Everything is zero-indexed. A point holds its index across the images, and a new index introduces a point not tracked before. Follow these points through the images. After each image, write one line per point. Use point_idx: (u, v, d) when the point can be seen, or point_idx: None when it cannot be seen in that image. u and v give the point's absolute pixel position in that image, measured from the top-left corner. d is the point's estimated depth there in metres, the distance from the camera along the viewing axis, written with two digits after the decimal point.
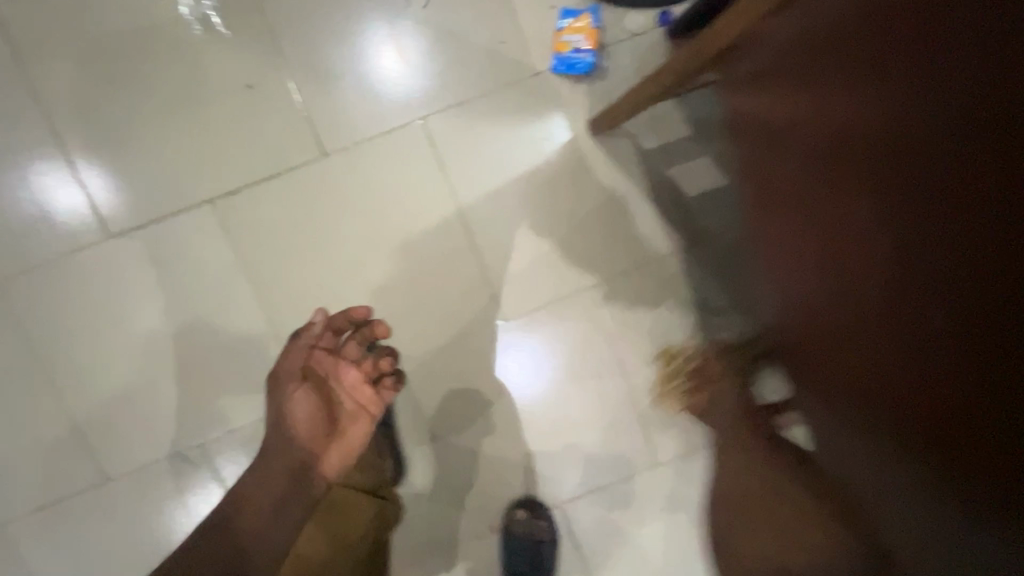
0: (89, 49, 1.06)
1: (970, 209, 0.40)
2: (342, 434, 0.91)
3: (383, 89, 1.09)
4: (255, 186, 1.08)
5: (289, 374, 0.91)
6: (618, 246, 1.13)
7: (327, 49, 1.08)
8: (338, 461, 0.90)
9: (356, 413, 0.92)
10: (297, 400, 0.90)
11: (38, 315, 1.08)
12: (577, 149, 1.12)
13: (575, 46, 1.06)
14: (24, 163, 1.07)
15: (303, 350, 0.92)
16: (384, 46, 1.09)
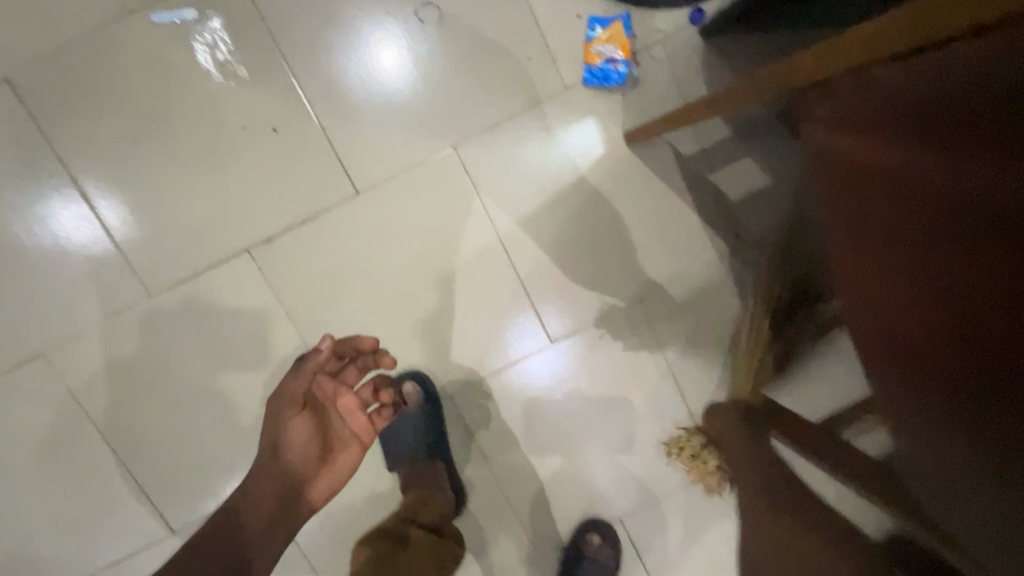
0: (104, 101, 1.02)
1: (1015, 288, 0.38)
2: (332, 462, 0.77)
3: (410, 91, 1.05)
4: (290, 231, 1.06)
5: (284, 401, 0.75)
6: (662, 257, 1.10)
7: (355, 90, 1.04)
8: (327, 488, 0.76)
9: (349, 438, 0.78)
10: (292, 429, 0.75)
11: (86, 378, 1.07)
12: (613, 162, 1.08)
13: (607, 57, 1.02)
14: (49, 220, 1.04)
15: (304, 377, 0.75)
16: (382, 57, 1.04)
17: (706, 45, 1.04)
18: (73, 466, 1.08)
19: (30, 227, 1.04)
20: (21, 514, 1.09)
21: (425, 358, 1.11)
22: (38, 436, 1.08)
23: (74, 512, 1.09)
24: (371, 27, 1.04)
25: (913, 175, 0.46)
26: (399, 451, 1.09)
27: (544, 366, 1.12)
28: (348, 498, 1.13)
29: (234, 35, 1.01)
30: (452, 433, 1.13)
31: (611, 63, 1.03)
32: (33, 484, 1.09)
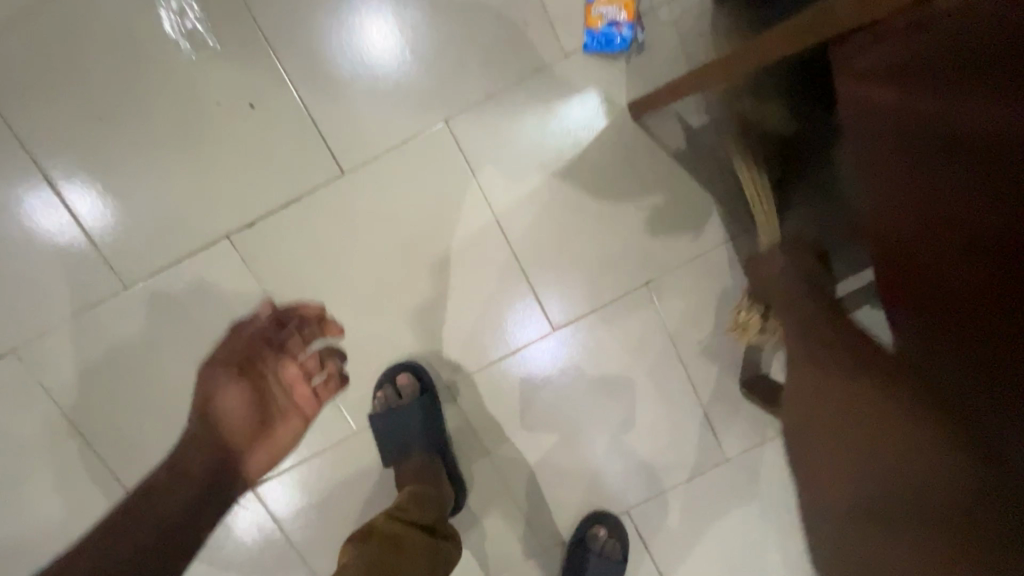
0: (66, 77, 0.94)
1: None
2: (270, 428, 0.74)
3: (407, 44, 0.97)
4: (272, 216, 0.99)
5: (225, 363, 0.74)
6: (669, 236, 1.03)
7: (362, 76, 0.97)
8: (262, 456, 0.73)
9: (292, 408, 0.76)
10: (226, 397, 0.72)
11: (61, 376, 1.01)
12: (617, 134, 1.01)
13: (610, 21, 0.94)
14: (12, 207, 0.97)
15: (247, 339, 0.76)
16: (366, 31, 0.96)
17: None
18: (52, 470, 1.03)
19: None
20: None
21: (420, 348, 1.05)
22: (15, 439, 1.02)
23: (53, 515, 1.03)
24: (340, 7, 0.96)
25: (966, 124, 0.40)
26: (396, 447, 1.03)
27: (546, 354, 1.06)
28: (343, 495, 1.08)
29: (203, 3, 0.93)
30: (452, 424, 1.08)
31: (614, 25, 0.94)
32: (11, 490, 1.03)
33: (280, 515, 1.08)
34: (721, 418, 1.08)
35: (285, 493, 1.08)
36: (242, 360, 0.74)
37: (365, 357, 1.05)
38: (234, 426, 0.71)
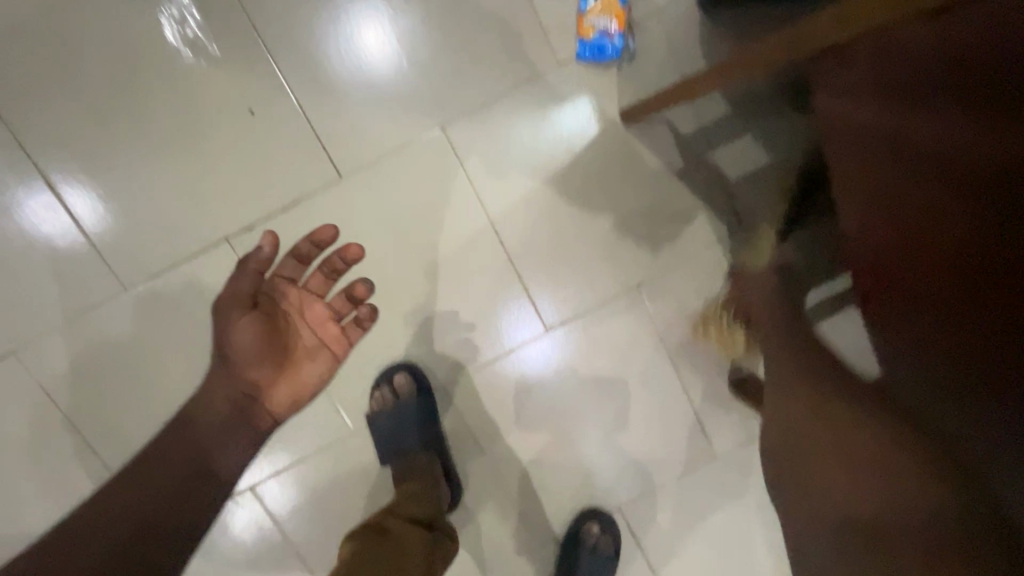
0: (67, 84, 0.95)
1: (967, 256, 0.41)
2: (294, 364, 0.77)
3: (401, 38, 0.99)
4: (271, 220, 1.01)
5: (232, 302, 0.72)
6: (659, 239, 1.06)
7: (371, 80, 0.99)
8: (286, 395, 0.76)
9: (320, 346, 0.79)
10: (237, 331, 0.72)
11: (63, 378, 1.02)
12: (609, 140, 1.03)
13: (602, 31, 0.96)
14: (14, 211, 0.98)
15: (254, 277, 0.73)
16: (361, 40, 0.98)
17: None
18: (50, 469, 1.04)
19: None
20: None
21: (417, 348, 1.07)
22: (14, 439, 1.03)
23: (53, 515, 1.05)
24: (330, 23, 0.98)
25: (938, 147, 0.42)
26: (394, 447, 1.05)
27: (540, 354, 1.09)
28: (340, 494, 1.10)
29: (205, 10, 0.95)
30: (448, 424, 1.10)
31: (606, 36, 0.97)
32: (9, 489, 1.04)
33: (277, 515, 1.10)
34: (710, 416, 1.11)
35: (280, 492, 1.09)
36: (256, 298, 0.73)
37: (363, 358, 1.08)
38: (253, 372, 0.73)
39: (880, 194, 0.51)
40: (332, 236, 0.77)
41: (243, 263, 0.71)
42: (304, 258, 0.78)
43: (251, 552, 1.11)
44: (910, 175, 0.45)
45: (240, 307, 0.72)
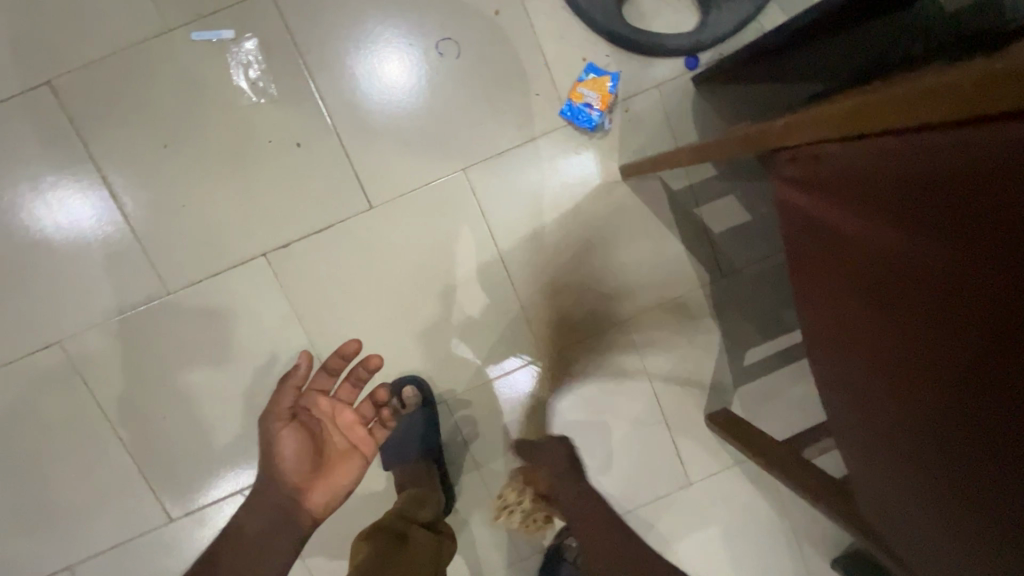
0: (137, 108, 1.07)
1: (942, 323, 0.54)
2: (330, 469, 0.82)
3: (421, 71, 1.12)
4: (306, 240, 1.13)
5: (273, 413, 0.80)
6: (649, 281, 1.19)
7: (403, 110, 1.12)
8: None
9: (350, 450, 0.84)
10: (281, 440, 0.79)
11: (103, 368, 1.12)
12: (610, 192, 1.17)
13: (587, 101, 1.12)
14: (72, 209, 1.09)
15: (291, 391, 0.81)
16: (386, 78, 1.11)
17: (698, 91, 1.15)
18: (87, 450, 1.14)
19: (55, 216, 1.09)
20: (34, 496, 1.15)
21: (425, 365, 1.18)
22: (55, 422, 1.13)
23: (83, 492, 1.15)
24: (356, 68, 1.11)
25: (905, 238, 0.55)
26: (396, 454, 1.15)
27: (534, 379, 1.20)
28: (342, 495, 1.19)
29: (266, 55, 1.08)
30: (446, 436, 1.21)
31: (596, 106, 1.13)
32: (45, 465, 1.14)
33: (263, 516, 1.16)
34: (687, 446, 1.22)
35: None
36: None
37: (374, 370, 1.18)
38: (296, 475, 0.79)
39: (842, 268, 0.64)
40: (358, 349, 0.79)
41: (283, 377, 0.79)
42: None
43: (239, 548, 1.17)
44: (876, 257, 0.59)
45: (281, 416, 0.80)
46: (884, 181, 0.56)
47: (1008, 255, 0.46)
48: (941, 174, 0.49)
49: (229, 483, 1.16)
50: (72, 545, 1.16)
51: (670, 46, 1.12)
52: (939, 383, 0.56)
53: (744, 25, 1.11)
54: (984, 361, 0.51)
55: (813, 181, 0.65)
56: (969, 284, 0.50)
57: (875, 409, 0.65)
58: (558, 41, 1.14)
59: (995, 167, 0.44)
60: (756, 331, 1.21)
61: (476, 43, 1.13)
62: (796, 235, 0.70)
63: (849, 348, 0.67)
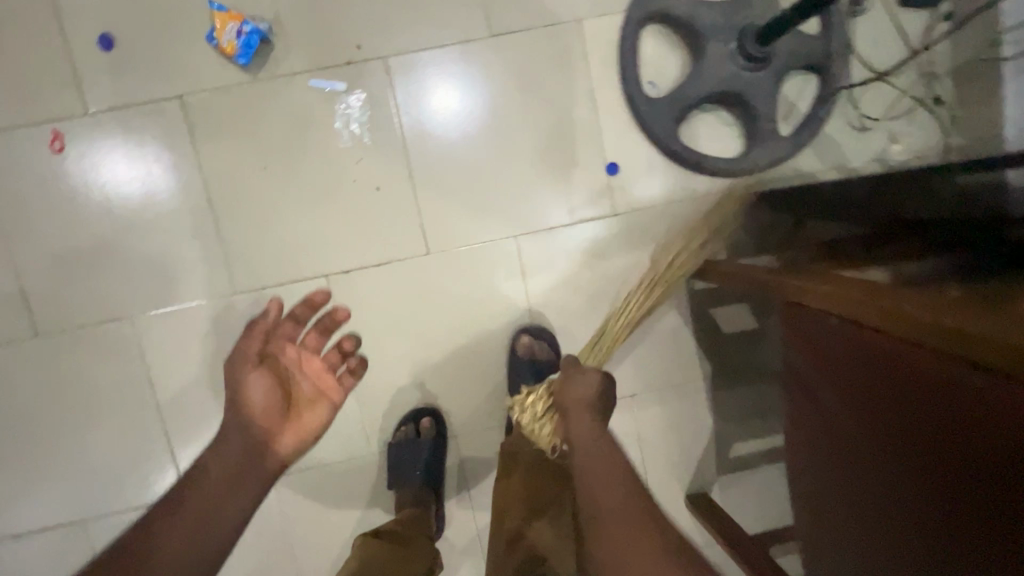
0: (247, 131, 1.22)
1: (934, 491, 0.62)
2: (299, 413, 0.90)
3: (471, 101, 1.25)
4: (364, 270, 1.26)
5: (245, 357, 0.89)
6: (657, 364, 1.32)
7: (468, 170, 1.26)
8: (295, 441, 0.88)
9: (316, 396, 0.92)
10: (251, 382, 0.88)
11: (161, 348, 1.26)
12: (637, 279, 1.31)
13: (235, 33, 1.15)
14: (151, 169, 1.22)
15: (260, 338, 0.92)
16: (438, 108, 1.24)
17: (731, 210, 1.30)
18: (127, 416, 1.27)
19: (136, 176, 1.22)
20: (69, 449, 1.26)
21: (445, 401, 1.30)
22: (111, 387, 1.26)
23: (113, 452, 1.27)
24: (433, 126, 1.25)
25: (904, 410, 0.65)
26: (400, 476, 1.24)
27: None
28: (344, 502, 1.31)
29: (369, 110, 1.23)
30: (448, 468, 1.31)
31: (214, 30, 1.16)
32: (84, 424, 1.26)
33: None
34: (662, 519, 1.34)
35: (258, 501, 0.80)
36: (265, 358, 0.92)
37: (398, 397, 1.29)
38: (266, 416, 0.87)
39: (846, 412, 0.75)
40: (324, 297, 0.95)
41: (256, 324, 0.91)
42: (298, 320, 0.96)
43: None
44: (877, 416, 0.69)
45: (250, 360, 0.90)
46: (886, 360, 0.67)
47: (997, 459, 0.54)
48: (941, 376, 0.59)
49: None
50: (93, 501, 1.27)
51: (715, 167, 1.26)
52: (931, 540, 0.64)
53: (782, 160, 1.27)
54: (971, 533, 0.59)
55: (825, 338, 0.77)
56: (961, 469, 0.58)
57: (878, 543, 0.73)
58: (620, 141, 1.29)
59: (991, 387, 0.54)
60: (744, 427, 1.34)
61: (550, 130, 1.27)
62: (810, 373, 0.81)
63: (852, 479, 0.76)
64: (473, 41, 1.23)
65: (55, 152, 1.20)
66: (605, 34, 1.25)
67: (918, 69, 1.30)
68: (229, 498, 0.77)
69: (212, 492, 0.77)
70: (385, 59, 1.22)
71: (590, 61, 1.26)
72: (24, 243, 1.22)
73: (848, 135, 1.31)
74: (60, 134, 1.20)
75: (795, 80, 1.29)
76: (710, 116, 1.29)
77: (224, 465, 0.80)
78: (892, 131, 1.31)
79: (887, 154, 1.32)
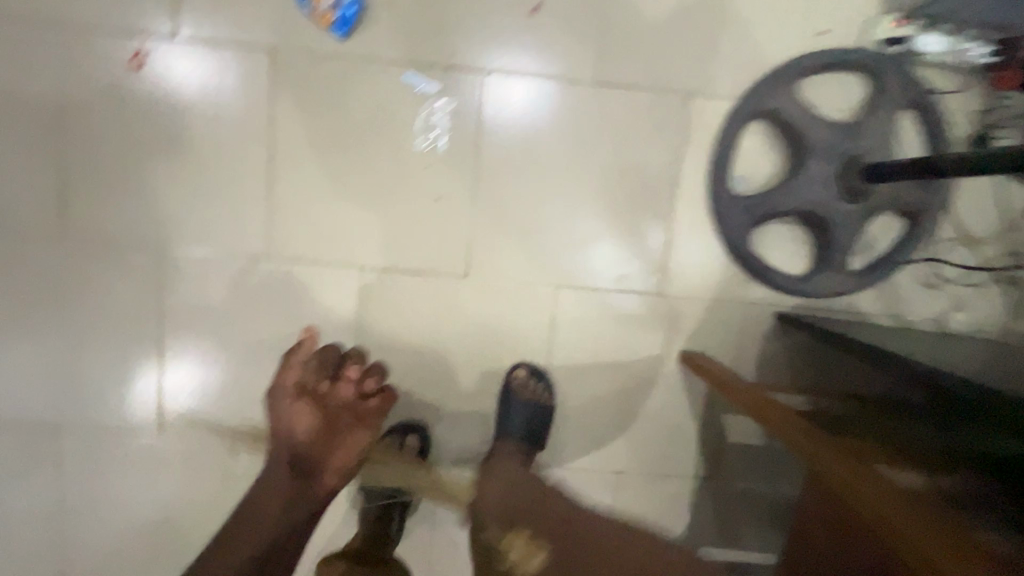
0: (327, 104, 1.19)
1: None
2: (338, 438, 1.00)
3: (539, 98, 1.19)
4: (399, 274, 1.24)
5: (286, 390, 1.02)
6: (653, 452, 1.30)
7: (530, 208, 1.23)
8: (336, 463, 0.99)
9: (355, 421, 1.02)
10: (293, 411, 1.00)
11: (180, 287, 1.24)
12: (661, 364, 1.28)
13: (333, 5, 1.13)
14: (220, 106, 1.19)
15: (298, 370, 1.03)
16: (504, 100, 1.19)
17: (775, 326, 1.27)
18: (127, 342, 1.26)
19: (204, 110, 1.19)
20: (62, 356, 1.25)
21: (437, 425, 1.28)
22: (119, 313, 1.25)
23: (103, 373, 1.26)
24: (511, 154, 1.21)
25: None
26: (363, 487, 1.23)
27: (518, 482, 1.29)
28: None
29: (452, 120, 1.19)
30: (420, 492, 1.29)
31: None
32: (84, 337, 1.25)
33: (218, 458, 1.29)
34: None
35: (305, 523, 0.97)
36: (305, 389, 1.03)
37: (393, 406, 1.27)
38: (308, 444, 0.99)
39: None
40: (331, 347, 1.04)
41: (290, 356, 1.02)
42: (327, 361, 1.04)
43: (180, 469, 1.29)
44: None
45: (291, 392, 1.02)
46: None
47: None
48: None
49: (215, 424, 1.28)
50: (71, 413, 1.27)
51: (774, 281, 1.23)
52: None
53: (842, 293, 1.24)
54: None
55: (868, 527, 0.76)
56: None
57: None
58: (690, 225, 1.24)
59: None
60: (715, 536, 1.33)
61: (624, 193, 1.23)
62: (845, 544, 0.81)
63: None
64: (577, 83, 1.19)
65: (133, 68, 1.18)
66: (710, 116, 1.20)
67: (1007, 244, 1.25)
68: (288, 525, 0.96)
69: (272, 522, 0.95)
70: (484, 74, 1.18)
71: (686, 138, 1.21)
72: (77, 149, 1.20)
73: (915, 288, 1.27)
74: (142, 51, 1.17)
75: (881, 218, 1.24)
76: (788, 227, 1.24)
77: (275, 494, 0.97)
78: (960, 298, 1.27)
79: (949, 319, 1.28)
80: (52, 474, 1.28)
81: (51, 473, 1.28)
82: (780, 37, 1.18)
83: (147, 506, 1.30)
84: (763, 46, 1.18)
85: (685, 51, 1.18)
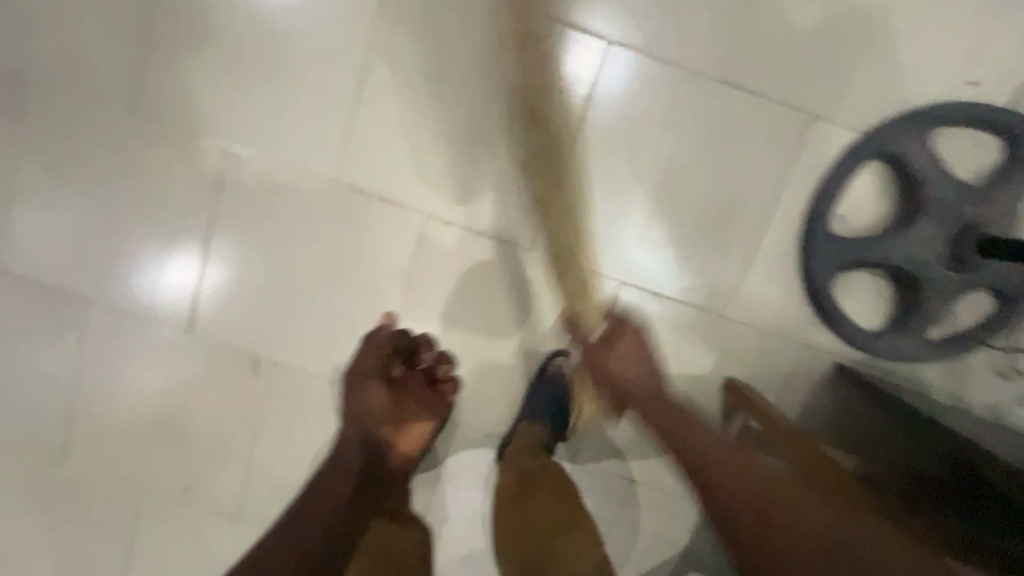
0: (434, 37, 1.12)
1: None
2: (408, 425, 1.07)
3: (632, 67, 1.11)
4: (463, 230, 1.18)
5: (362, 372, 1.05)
6: (671, 470, 1.26)
7: (615, 195, 1.16)
8: (404, 447, 1.06)
9: (424, 410, 1.09)
10: (369, 393, 1.05)
11: (239, 189, 1.19)
12: (704, 386, 1.23)
13: None
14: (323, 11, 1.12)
15: (374, 353, 1.06)
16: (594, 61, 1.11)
17: (831, 376, 1.22)
18: (174, 231, 1.22)
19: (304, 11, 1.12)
20: (107, 228, 1.22)
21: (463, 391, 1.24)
22: (173, 200, 1.20)
23: (144, 256, 1.23)
24: (610, 135, 1.14)
25: None
26: None
27: None
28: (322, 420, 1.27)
29: (558, 83, 1.12)
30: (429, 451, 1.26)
31: None
32: (134, 215, 1.21)
33: (240, 368, 1.27)
34: None
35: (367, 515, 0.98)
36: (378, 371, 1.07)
37: None
38: (383, 426, 1.05)
39: None
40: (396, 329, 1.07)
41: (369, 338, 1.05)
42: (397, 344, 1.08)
43: (200, 370, 1.27)
44: None
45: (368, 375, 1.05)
46: None
47: None
48: None
49: (244, 334, 1.25)
50: (104, 288, 1.24)
51: (846, 332, 1.16)
52: None
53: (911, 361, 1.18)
54: None
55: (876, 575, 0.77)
56: None
57: None
58: (773, 252, 1.17)
59: None
60: (707, 568, 1.30)
61: (715, 202, 1.15)
62: None
63: None
64: (700, 76, 1.11)
65: None
66: (828, 144, 1.12)
67: None
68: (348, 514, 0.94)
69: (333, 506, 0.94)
70: (605, 43, 1.10)
71: (798, 160, 1.13)
72: (166, 19, 1.14)
73: (983, 373, 1.21)
74: None
75: (974, 294, 1.17)
76: (872, 279, 1.18)
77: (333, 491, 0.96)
78: None
79: (1008, 412, 1.22)
80: (73, 343, 1.26)
81: (73, 342, 1.26)
82: (926, 78, 1.09)
83: (158, 398, 1.28)
84: (906, 83, 1.09)
85: (823, 67, 1.10)
